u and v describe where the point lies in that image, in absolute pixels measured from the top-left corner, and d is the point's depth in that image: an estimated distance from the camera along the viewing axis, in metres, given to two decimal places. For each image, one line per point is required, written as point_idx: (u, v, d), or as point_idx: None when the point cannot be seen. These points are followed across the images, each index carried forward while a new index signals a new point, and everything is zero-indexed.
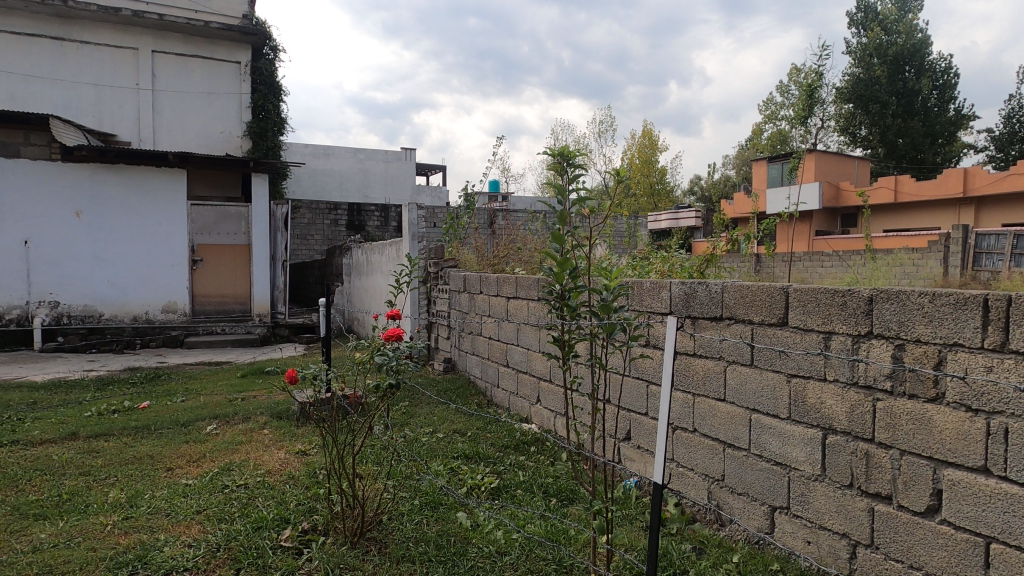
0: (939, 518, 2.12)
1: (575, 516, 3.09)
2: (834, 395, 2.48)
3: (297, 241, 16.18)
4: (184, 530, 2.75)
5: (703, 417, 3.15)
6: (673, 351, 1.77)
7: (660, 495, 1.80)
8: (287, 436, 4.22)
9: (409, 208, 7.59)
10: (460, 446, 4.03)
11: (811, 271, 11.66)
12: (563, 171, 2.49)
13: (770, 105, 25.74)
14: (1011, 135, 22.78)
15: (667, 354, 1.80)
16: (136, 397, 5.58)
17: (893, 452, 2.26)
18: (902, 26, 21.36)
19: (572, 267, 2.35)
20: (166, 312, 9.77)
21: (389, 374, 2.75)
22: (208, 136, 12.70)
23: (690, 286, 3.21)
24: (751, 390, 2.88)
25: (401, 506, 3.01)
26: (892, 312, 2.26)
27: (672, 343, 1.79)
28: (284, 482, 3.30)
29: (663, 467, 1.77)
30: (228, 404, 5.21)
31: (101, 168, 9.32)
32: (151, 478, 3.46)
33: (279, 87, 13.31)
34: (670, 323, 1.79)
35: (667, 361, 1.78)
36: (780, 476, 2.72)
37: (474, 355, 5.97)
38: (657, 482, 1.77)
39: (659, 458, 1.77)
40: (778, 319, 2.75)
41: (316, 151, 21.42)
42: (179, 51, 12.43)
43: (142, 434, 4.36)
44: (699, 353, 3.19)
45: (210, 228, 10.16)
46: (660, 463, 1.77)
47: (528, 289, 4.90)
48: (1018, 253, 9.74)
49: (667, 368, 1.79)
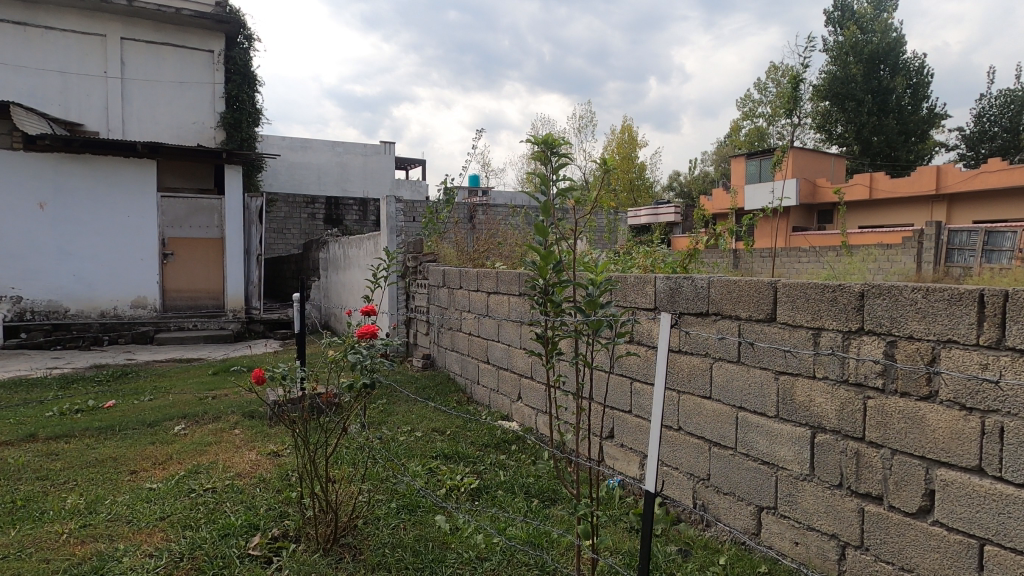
0: (932, 519, 2.07)
1: (557, 518, 3.00)
2: (824, 393, 2.42)
3: (273, 235, 15.89)
4: (145, 539, 2.60)
5: (689, 415, 3.08)
6: (667, 346, 1.70)
7: (652, 502, 1.71)
8: (258, 436, 4.07)
9: (387, 202, 7.38)
10: (439, 446, 3.92)
11: (789, 267, 11.76)
12: (548, 160, 2.37)
13: (747, 103, 25.98)
14: (981, 133, 23.24)
15: (660, 353, 1.72)
16: (101, 396, 5.34)
17: (885, 452, 2.21)
18: (877, 25, 21.62)
19: (557, 261, 2.23)
20: (136, 308, 9.48)
21: (363, 373, 2.59)
22: (180, 128, 12.34)
23: (675, 281, 3.14)
24: (738, 388, 2.80)
25: (377, 510, 2.89)
26: (884, 307, 2.20)
27: (667, 339, 1.71)
28: (255, 485, 3.15)
29: (657, 475, 1.68)
30: (197, 403, 5.02)
31: (67, 158, 8.98)
32: (113, 482, 3.30)
33: (254, 76, 13.00)
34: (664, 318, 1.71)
35: (661, 359, 1.70)
36: (767, 475, 2.66)
37: (454, 351, 5.85)
38: (649, 491, 1.70)
39: (650, 464, 1.68)
40: (766, 315, 2.67)
41: (293, 143, 21.03)
42: (149, 39, 12.06)
43: (105, 435, 4.17)
44: (684, 349, 3.12)
45: (182, 221, 9.85)
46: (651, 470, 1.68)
47: (509, 284, 4.80)
48: (990, 249, 10.02)
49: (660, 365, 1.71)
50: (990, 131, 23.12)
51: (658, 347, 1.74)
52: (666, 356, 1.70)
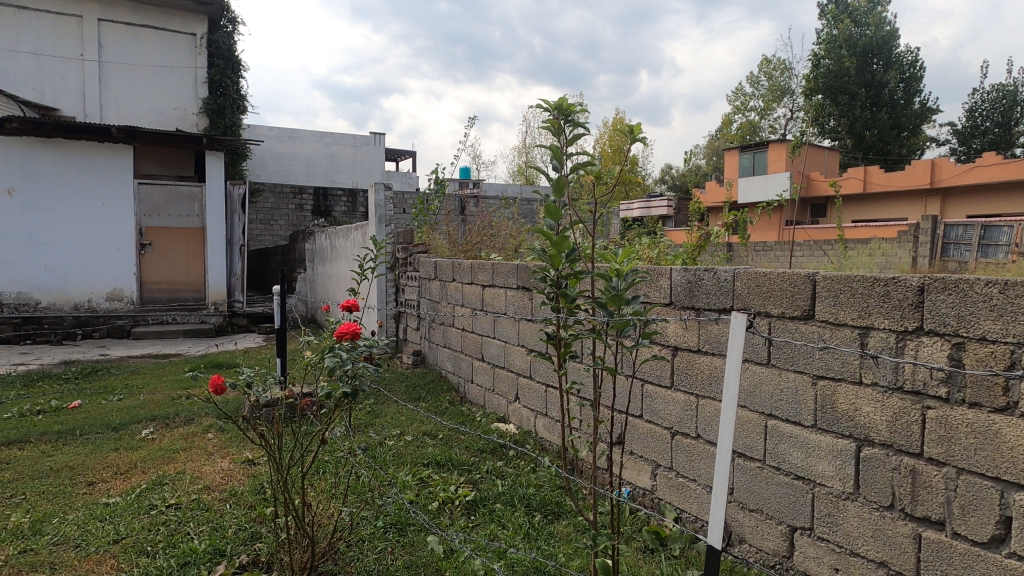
0: (1007, 551, 1.77)
1: (562, 540, 2.70)
2: (872, 402, 2.12)
3: (259, 227, 15.49)
4: (92, 568, 2.26)
5: (708, 422, 2.77)
6: (740, 354, 1.46)
7: (716, 558, 1.46)
8: (234, 442, 3.73)
9: (376, 189, 6.96)
10: (431, 452, 3.61)
11: (783, 261, 11.50)
12: (561, 130, 2.07)
13: (739, 96, 25.85)
14: (974, 128, 23.10)
15: (731, 361, 1.48)
16: (67, 395, 4.97)
17: (948, 470, 1.92)
18: (872, 18, 21.44)
19: (570, 248, 1.93)
20: (113, 300, 9.07)
21: (342, 382, 2.26)
22: (160, 113, 11.86)
23: (694, 273, 2.83)
24: (769, 392, 2.50)
25: (361, 530, 2.58)
26: (949, 304, 1.90)
27: (739, 346, 1.47)
28: (224, 501, 2.82)
29: (723, 528, 1.45)
30: (170, 403, 4.66)
31: (37, 143, 8.54)
32: (66, 496, 2.95)
33: (239, 61, 12.51)
34: (738, 319, 1.45)
35: (731, 368, 1.47)
36: (802, 492, 2.36)
37: (446, 348, 5.51)
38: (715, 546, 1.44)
39: (718, 503, 1.45)
40: (803, 312, 2.36)
41: (282, 134, 20.55)
42: (127, 20, 11.55)
43: (64, 441, 3.80)
44: (704, 349, 2.80)
45: (160, 210, 9.42)
46: (718, 511, 1.45)
47: (505, 277, 4.47)
48: (987, 244, 9.75)
49: (732, 375, 1.47)
50: (982, 126, 23.00)
51: (727, 356, 1.49)
52: (737, 367, 1.46)
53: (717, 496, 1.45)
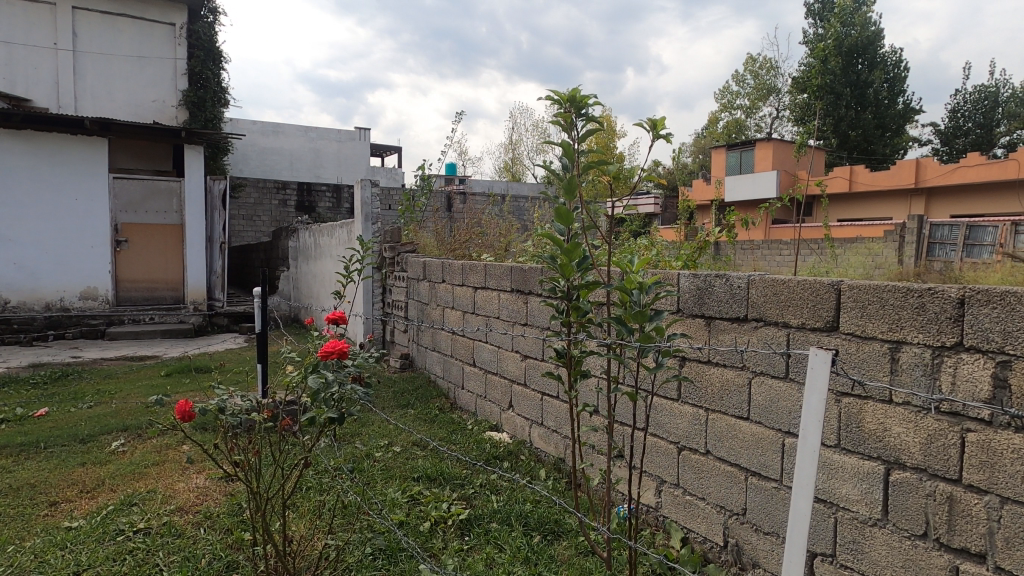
0: None
1: (562, 563, 2.53)
2: (904, 422, 1.96)
3: (241, 222, 15.16)
4: None
5: (719, 437, 2.60)
6: (822, 398, 1.28)
7: None
8: (210, 456, 3.51)
9: (362, 185, 6.70)
10: (421, 464, 3.42)
11: (770, 258, 11.42)
12: (573, 127, 1.96)
13: (726, 94, 25.86)
14: (955, 128, 23.29)
15: (811, 406, 1.31)
16: (33, 402, 4.68)
17: (990, 500, 1.76)
18: (858, 18, 21.46)
19: (582, 256, 1.86)
20: (86, 299, 8.75)
21: (327, 406, 2.06)
22: (138, 106, 11.50)
23: (705, 280, 2.66)
24: (788, 409, 2.32)
25: (348, 557, 2.40)
26: (992, 318, 1.74)
27: (820, 388, 1.29)
28: (198, 525, 2.61)
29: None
30: (144, 412, 4.40)
31: (5, 134, 8.17)
32: (25, 519, 2.71)
33: (219, 53, 12.12)
34: (820, 357, 1.27)
35: (812, 412, 1.30)
36: (823, 516, 2.21)
37: (436, 352, 5.31)
38: None
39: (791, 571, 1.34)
40: (825, 324, 2.20)
41: (265, 128, 20.14)
42: (104, 9, 11.15)
43: (26, 455, 3.54)
44: (714, 360, 2.64)
45: (136, 206, 9.10)
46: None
47: (498, 279, 4.28)
48: (973, 244, 9.69)
49: (811, 420, 1.30)
50: (964, 127, 23.20)
51: (805, 399, 1.32)
52: (818, 413, 1.30)
53: (790, 558, 1.35)
